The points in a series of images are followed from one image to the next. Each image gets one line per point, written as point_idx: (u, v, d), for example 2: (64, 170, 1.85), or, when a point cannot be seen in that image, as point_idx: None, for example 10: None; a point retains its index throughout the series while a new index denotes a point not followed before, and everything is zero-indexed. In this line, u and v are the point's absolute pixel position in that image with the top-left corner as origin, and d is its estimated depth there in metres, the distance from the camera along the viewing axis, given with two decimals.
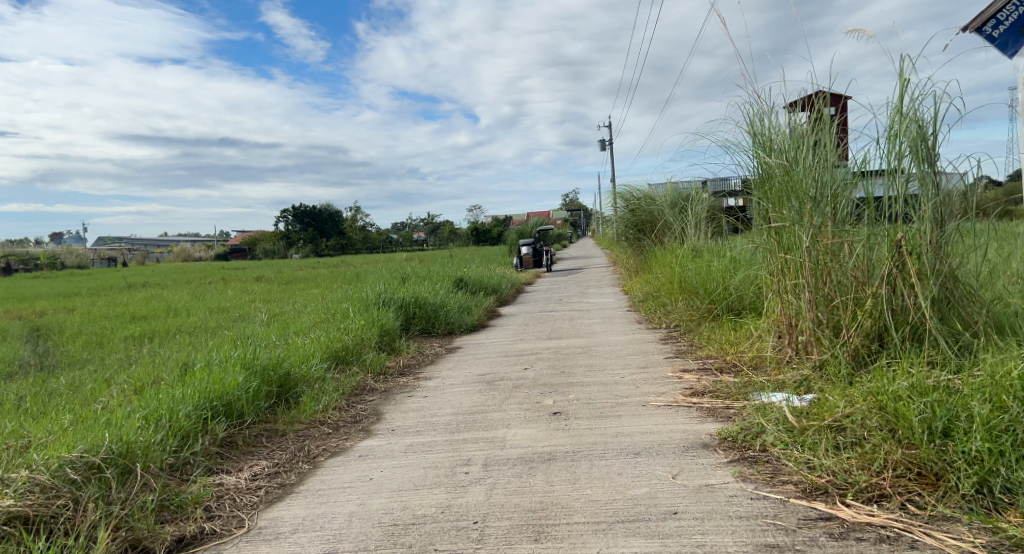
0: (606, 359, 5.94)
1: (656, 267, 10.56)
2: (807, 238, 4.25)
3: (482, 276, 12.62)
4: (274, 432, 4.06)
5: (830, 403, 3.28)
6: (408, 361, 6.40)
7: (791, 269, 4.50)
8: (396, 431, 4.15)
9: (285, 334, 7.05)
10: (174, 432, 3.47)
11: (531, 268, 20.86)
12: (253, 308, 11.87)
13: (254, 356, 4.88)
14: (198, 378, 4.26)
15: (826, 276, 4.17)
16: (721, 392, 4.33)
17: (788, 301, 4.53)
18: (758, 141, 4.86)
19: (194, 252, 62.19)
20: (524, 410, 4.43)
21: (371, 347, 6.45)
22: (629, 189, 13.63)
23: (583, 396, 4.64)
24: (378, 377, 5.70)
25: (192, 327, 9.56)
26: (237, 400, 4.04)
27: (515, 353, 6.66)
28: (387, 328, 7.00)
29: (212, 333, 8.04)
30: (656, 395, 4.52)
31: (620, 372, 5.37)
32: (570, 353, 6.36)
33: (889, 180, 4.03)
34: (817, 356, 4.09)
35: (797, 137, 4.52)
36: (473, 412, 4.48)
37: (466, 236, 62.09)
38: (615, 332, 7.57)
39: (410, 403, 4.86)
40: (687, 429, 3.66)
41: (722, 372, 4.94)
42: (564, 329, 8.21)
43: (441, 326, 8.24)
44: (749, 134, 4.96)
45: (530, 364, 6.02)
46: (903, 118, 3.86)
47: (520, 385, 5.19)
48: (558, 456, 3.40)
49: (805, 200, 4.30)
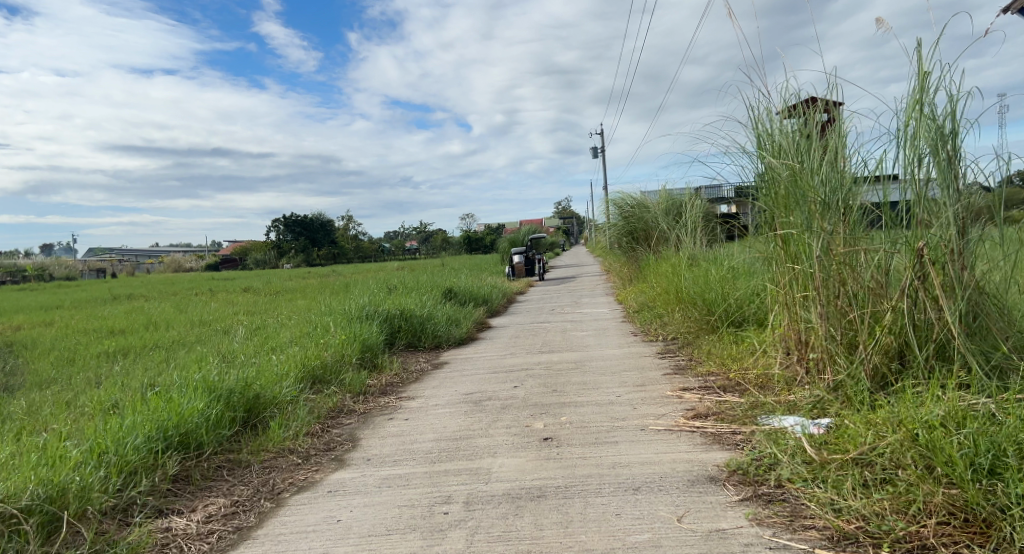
0: (601, 376, 5.59)
1: (651, 276, 10.25)
2: (819, 248, 3.93)
3: (472, 286, 12.26)
4: (237, 463, 3.65)
5: (853, 432, 2.95)
6: (390, 378, 6.03)
7: (800, 280, 4.19)
8: (372, 460, 3.79)
9: (262, 350, 6.66)
10: (118, 469, 3.09)
11: (523, 277, 20.55)
12: (236, 321, 11.47)
13: (220, 377, 4.50)
14: (154, 403, 3.86)
15: (839, 289, 3.84)
16: (726, 414, 4.00)
17: (797, 315, 4.22)
18: (761, 142, 4.55)
19: (184, 263, 61.56)
20: (512, 435, 4.06)
21: (352, 364, 6.07)
22: (622, 197, 13.37)
23: (576, 418, 4.29)
24: (357, 398, 5.33)
25: (169, 342, 9.13)
26: (196, 429, 3.63)
27: (504, 369, 6.30)
28: (370, 343, 6.62)
29: (186, 349, 7.62)
30: (655, 418, 4.17)
31: (616, 390, 5.02)
32: (562, 369, 6.00)
33: (906, 184, 3.72)
34: (832, 376, 3.76)
35: (804, 138, 4.21)
36: (457, 438, 4.11)
37: (458, 244, 61.77)
38: (609, 345, 7.22)
39: (390, 428, 4.49)
40: (691, 458, 3.31)
41: (725, 390, 4.60)
42: (556, 341, 7.86)
43: (428, 340, 7.86)
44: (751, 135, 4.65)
45: (520, 381, 5.67)
46: (922, 115, 3.55)
47: (509, 406, 4.82)
48: (549, 493, 3.04)
49: (815, 206, 3.99)
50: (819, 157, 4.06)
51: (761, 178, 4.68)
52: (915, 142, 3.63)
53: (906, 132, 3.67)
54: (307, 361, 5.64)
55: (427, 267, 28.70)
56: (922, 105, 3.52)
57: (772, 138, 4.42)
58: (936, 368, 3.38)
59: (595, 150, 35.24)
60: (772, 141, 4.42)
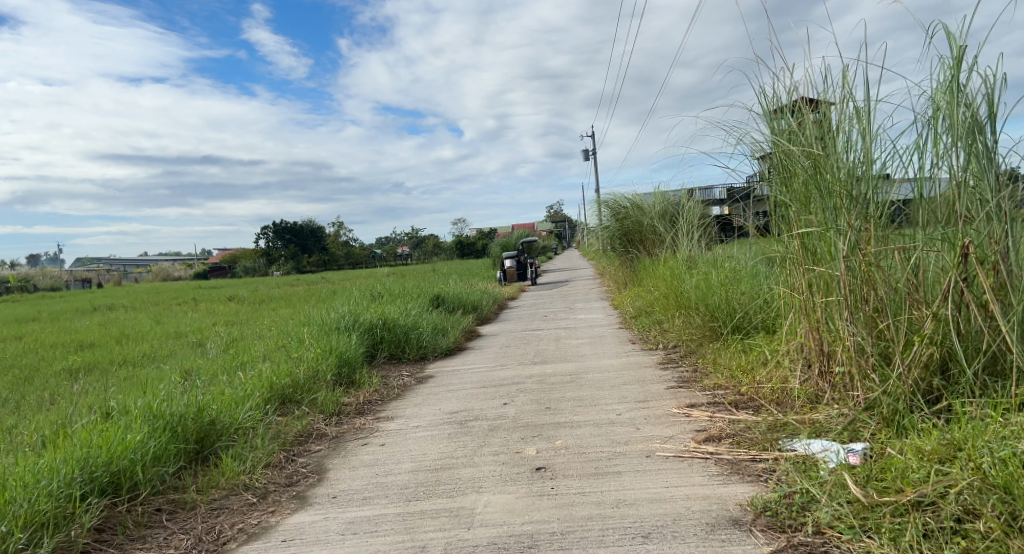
0: (599, 390, 5.11)
1: (648, 279, 9.79)
2: (845, 248, 3.48)
3: (461, 292, 11.75)
4: (180, 505, 3.14)
5: (902, 464, 2.47)
6: (369, 395, 5.52)
7: (825, 284, 3.74)
8: (338, 499, 3.28)
9: (231, 366, 6.14)
10: (22, 523, 2.58)
11: (514, 281, 20.09)
12: (214, 333, 10.92)
13: (167, 401, 3.98)
14: (85, 434, 3.34)
15: (869, 295, 3.39)
16: (743, 436, 3.53)
17: (821, 323, 3.76)
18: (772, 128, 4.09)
19: (173, 271, 60.67)
20: (500, 464, 3.57)
21: (326, 381, 5.56)
22: (615, 198, 12.91)
23: (573, 443, 3.80)
24: (330, 419, 4.82)
25: (139, 356, 8.58)
26: (130, 466, 3.12)
27: (493, 384, 5.80)
28: (347, 357, 6.11)
29: (152, 366, 7.08)
30: (662, 441, 3.68)
31: (616, 408, 4.53)
32: (556, 383, 5.50)
33: (941, 173, 3.26)
34: (864, 393, 3.31)
35: (822, 126, 3.74)
36: (438, 467, 3.61)
37: (450, 249, 61.22)
38: (605, 354, 6.74)
39: (362, 456, 3.98)
40: (708, 495, 2.83)
41: (738, 407, 4.14)
42: (550, 351, 7.36)
43: (413, 351, 7.36)
44: (762, 120, 4.19)
45: (510, 397, 5.17)
46: (954, 95, 3.07)
47: (497, 427, 4.32)
48: (541, 543, 2.55)
49: (837, 199, 3.53)
50: (838, 143, 3.61)
51: (773, 168, 4.22)
52: (947, 127, 3.16)
53: (935, 113, 3.20)
54: (275, 379, 5.12)
55: (418, 272, 28.13)
56: (955, 84, 3.05)
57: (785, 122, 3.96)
58: (989, 384, 2.91)
59: (585, 151, 34.81)
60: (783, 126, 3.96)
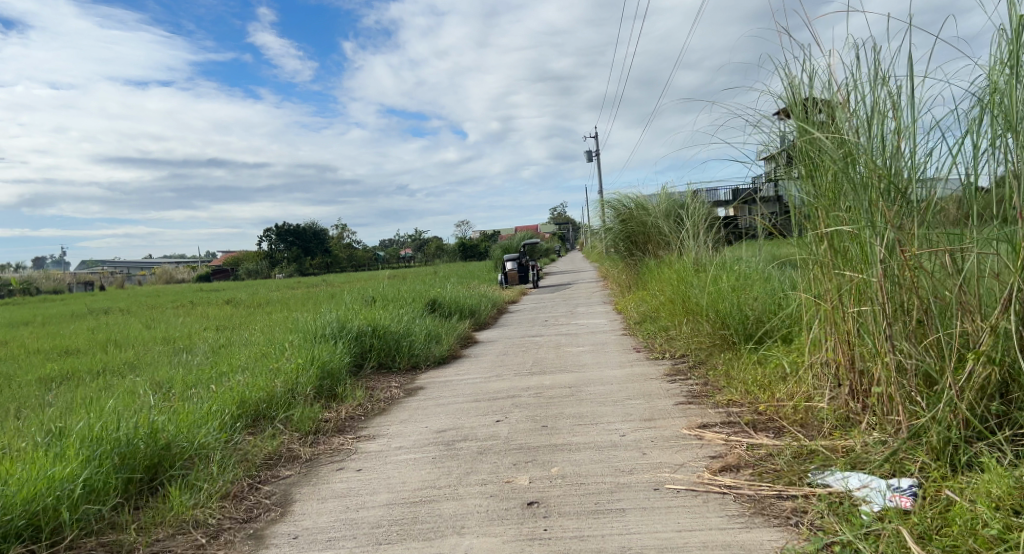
0: (601, 406, 4.67)
1: (653, 283, 9.35)
2: (882, 251, 3.04)
3: (459, 296, 11.32)
4: (115, 548, 2.71)
5: (971, 514, 2.08)
6: (352, 410, 5.10)
7: (857, 292, 3.31)
8: (300, 539, 2.85)
9: (206, 377, 5.71)
10: None
11: (516, 285, 19.61)
12: (202, 338, 10.51)
13: (115, 420, 3.55)
14: (9, 464, 2.92)
15: (911, 306, 2.97)
16: (767, 467, 3.09)
17: (854, 336, 3.33)
18: (796, 115, 3.67)
19: (175, 273, 60.45)
20: (488, 497, 3.13)
21: (306, 394, 5.14)
22: (619, 198, 12.48)
23: (571, 471, 3.36)
24: (306, 439, 4.39)
25: (117, 364, 8.15)
26: (55, 504, 2.69)
27: (487, 397, 5.37)
28: (330, 369, 5.69)
29: (125, 376, 6.64)
30: (672, 470, 3.24)
31: (619, 427, 4.08)
32: (554, 397, 5.06)
33: (996, 165, 2.83)
34: (906, 419, 2.88)
35: (852, 113, 3.31)
36: (417, 500, 3.18)
37: (453, 252, 60.80)
38: (608, 364, 6.30)
39: (335, 485, 3.54)
40: (729, 545, 2.39)
41: (757, 428, 3.71)
42: (549, 359, 6.93)
43: (403, 360, 6.92)
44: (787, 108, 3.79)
45: (504, 413, 4.74)
46: (1015, 74, 2.65)
47: (487, 450, 3.89)
48: None
49: (874, 194, 3.11)
50: (874, 131, 3.19)
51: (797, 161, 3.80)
52: (1004, 113, 2.74)
53: (990, 96, 2.78)
54: (247, 394, 4.70)
55: (420, 275, 27.72)
56: (1016, 61, 2.63)
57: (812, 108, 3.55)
58: None
59: (587, 152, 34.34)
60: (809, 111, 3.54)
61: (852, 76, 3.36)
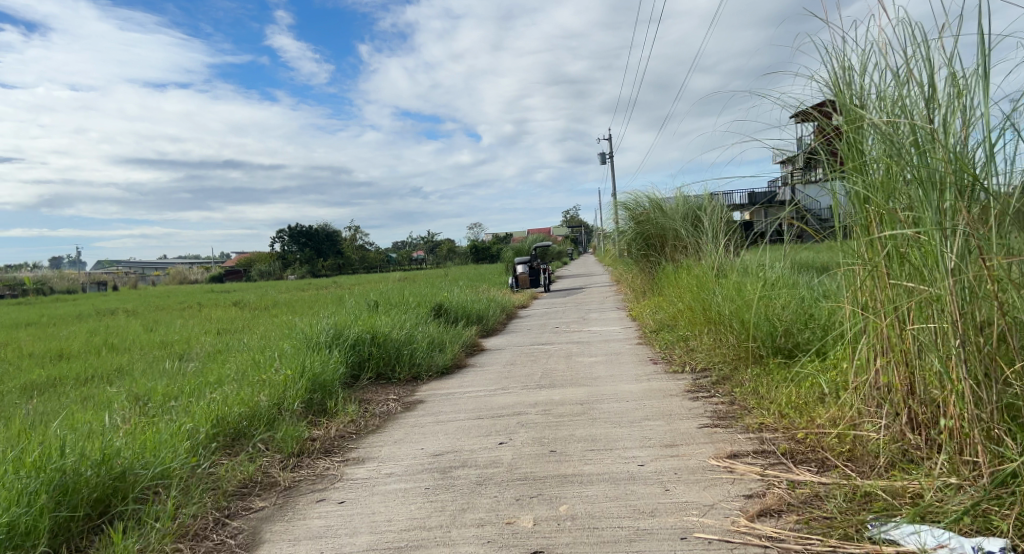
0: (616, 428, 4.20)
1: (670, 288, 8.86)
2: (953, 260, 2.56)
3: (467, 301, 10.86)
4: None
5: None
6: (342, 427, 4.66)
7: (919, 306, 2.82)
8: None
9: (189, 388, 5.31)
10: None
11: (528, 288, 19.08)
12: (199, 343, 10.08)
13: (61, 446, 3.13)
14: None
15: (991, 327, 2.48)
16: (815, 512, 2.60)
17: (915, 358, 2.84)
18: (841, 100, 3.19)
19: (188, 274, 60.45)
20: (484, 544, 2.67)
21: (292, 410, 4.70)
22: (634, 199, 11.99)
23: (582, 511, 2.90)
24: (288, 462, 3.96)
25: (106, 371, 7.73)
26: None
27: (491, 414, 4.91)
28: (322, 381, 5.25)
29: (107, 385, 6.23)
30: (701, 512, 2.77)
31: (638, 455, 3.61)
32: (564, 416, 4.59)
33: None
34: (985, 462, 2.39)
35: (909, 98, 2.82)
36: (403, 545, 2.73)
37: (465, 254, 60.36)
38: (624, 377, 5.82)
39: (312, 522, 3.09)
40: None
41: (797, 461, 3.23)
42: (560, 370, 6.46)
43: (404, 370, 6.47)
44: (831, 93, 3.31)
45: (509, 434, 4.28)
46: None
47: (487, 481, 3.43)
48: None
49: (942, 189, 2.61)
50: (939, 114, 2.70)
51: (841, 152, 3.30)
52: None
53: None
54: (225, 411, 4.27)
55: (429, 278, 27.27)
56: None
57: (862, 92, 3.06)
58: None
59: (599, 154, 33.79)
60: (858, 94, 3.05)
61: (911, 51, 2.88)
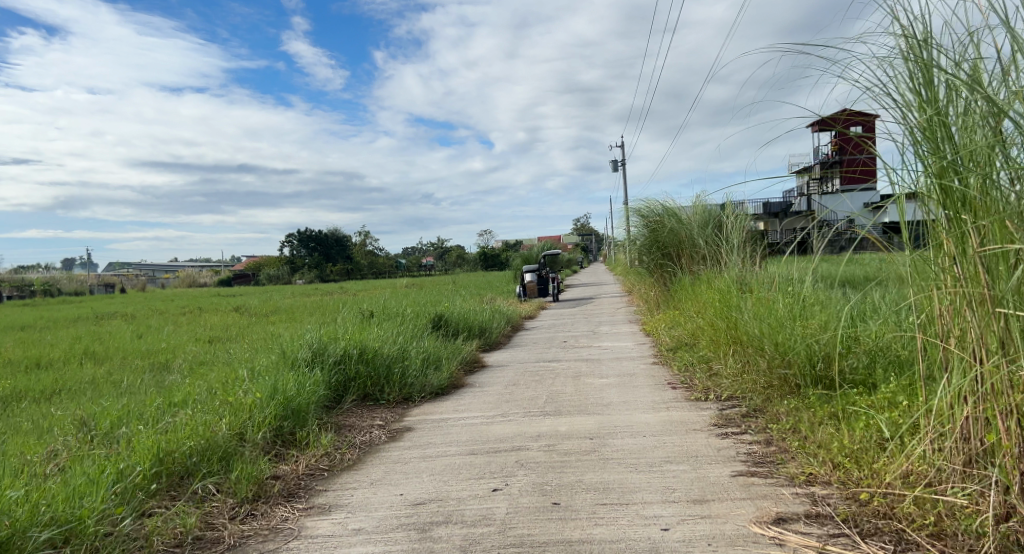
0: (632, 473, 3.53)
1: (689, 303, 8.17)
2: None
3: (471, 312, 10.19)
4: None
5: None
6: (313, 463, 4.02)
7: None
8: None
9: (147, 411, 4.68)
10: None
11: (535, 297, 18.42)
12: (185, 354, 9.43)
13: None
14: None
15: None
16: None
17: None
18: (903, 88, 2.61)
19: (198, 278, 60.12)
20: None
21: (255, 441, 4.07)
22: (648, 206, 11.33)
23: None
24: (239, 509, 3.32)
25: (72, 385, 7.07)
26: None
27: (487, 448, 4.24)
28: (296, 406, 4.62)
29: (62, 403, 5.58)
30: None
31: (661, 514, 2.94)
32: (571, 455, 3.93)
33: None
34: None
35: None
36: None
37: (474, 261, 59.75)
38: (640, 405, 5.14)
39: None
40: None
41: (864, 534, 2.55)
42: (567, 394, 5.79)
43: (393, 391, 5.82)
44: (885, 85, 2.76)
45: (505, 478, 3.61)
46: None
47: (475, 546, 2.77)
48: None
49: None
50: None
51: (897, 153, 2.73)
52: None
53: None
54: (172, 446, 3.64)
55: (435, 285, 26.60)
56: None
57: (939, 74, 2.45)
58: None
59: (611, 162, 33.00)
60: (930, 79, 2.48)
61: (1000, 22, 2.35)
